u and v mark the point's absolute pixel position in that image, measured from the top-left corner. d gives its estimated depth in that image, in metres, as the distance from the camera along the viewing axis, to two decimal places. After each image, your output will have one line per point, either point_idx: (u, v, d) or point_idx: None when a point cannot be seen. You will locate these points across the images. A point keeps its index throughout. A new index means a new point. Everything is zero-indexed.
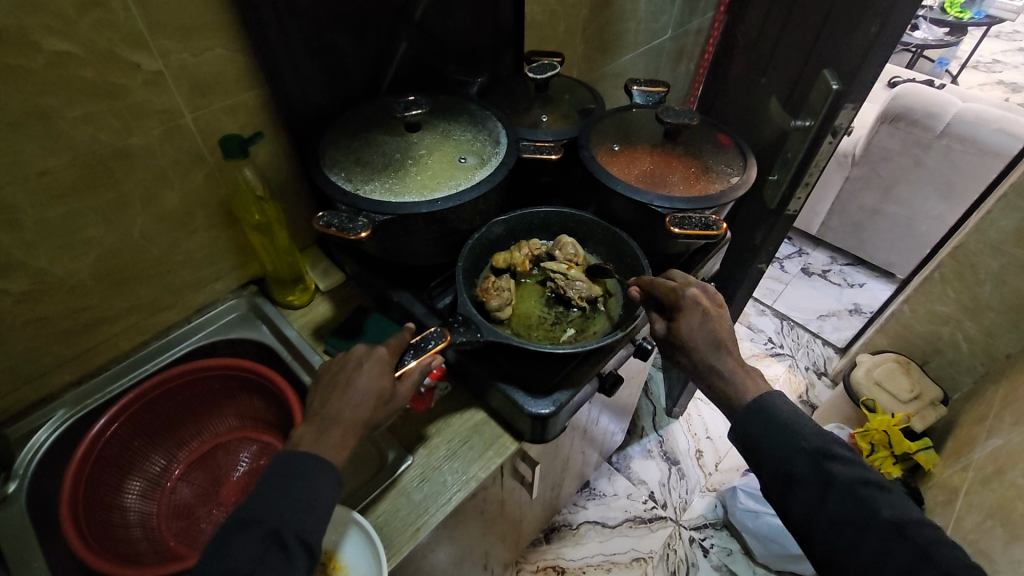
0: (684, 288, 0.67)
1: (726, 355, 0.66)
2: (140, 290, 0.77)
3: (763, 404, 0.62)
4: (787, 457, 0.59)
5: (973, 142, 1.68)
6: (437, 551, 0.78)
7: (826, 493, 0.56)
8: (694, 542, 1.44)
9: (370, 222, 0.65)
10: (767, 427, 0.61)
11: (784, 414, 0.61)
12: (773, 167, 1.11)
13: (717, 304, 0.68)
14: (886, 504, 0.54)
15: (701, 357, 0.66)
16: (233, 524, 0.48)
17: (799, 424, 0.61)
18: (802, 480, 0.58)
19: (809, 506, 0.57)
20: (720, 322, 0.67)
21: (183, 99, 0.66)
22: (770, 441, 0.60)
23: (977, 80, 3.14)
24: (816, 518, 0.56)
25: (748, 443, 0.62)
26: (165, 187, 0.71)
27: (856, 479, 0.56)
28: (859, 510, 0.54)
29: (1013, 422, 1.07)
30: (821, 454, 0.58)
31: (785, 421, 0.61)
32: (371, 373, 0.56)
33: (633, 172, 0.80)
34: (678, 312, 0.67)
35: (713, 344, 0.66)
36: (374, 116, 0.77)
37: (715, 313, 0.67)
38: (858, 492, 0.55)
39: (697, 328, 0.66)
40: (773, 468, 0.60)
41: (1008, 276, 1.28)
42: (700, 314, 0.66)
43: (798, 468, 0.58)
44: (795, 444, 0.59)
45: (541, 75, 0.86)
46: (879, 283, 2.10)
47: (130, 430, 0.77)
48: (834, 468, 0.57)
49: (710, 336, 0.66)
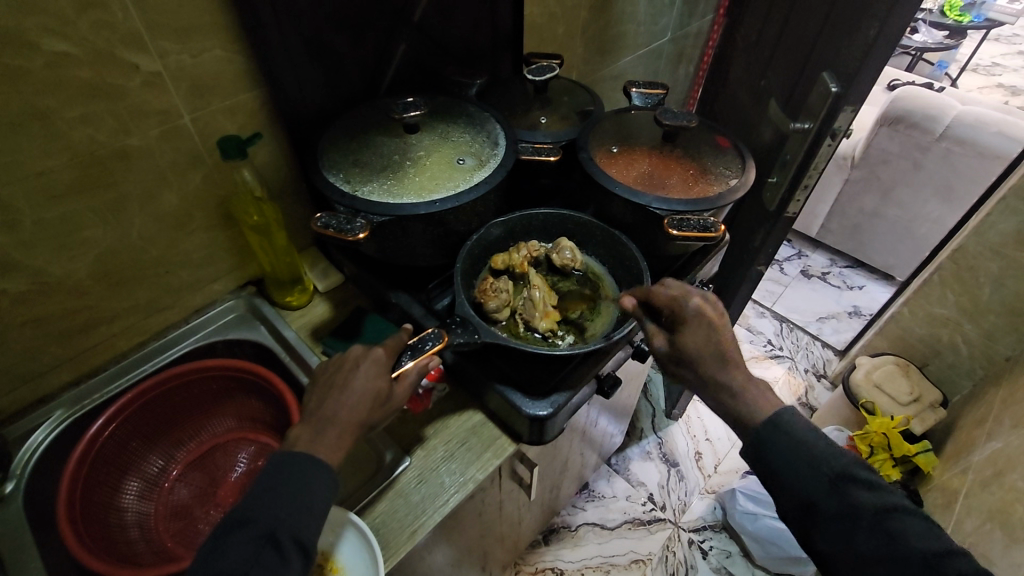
0: (687, 299, 0.65)
1: (735, 369, 0.63)
2: (138, 290, 0.77)
3: (780, 429, 0.59)
4: (808, 488, 0.57)
5: (973, 145, 1.69)
6: (435, 553, 0.78)
7: (852, 527, 0.54)
8: (694, 544, 1.44)
9: (369, 223, 0.65)
10: (786, 455, 0.58)
11: (801, 438, 0.59)
12: (772, 169, 1.11)
13: (720, 314, 0.65)
14: (915, 534, 0.52)
15: (710, 373, 0.62)
16: (229, 525, 0.48)
17: (817, 447, 0.58)
18: (826, 513, 0.55)
19: (835, 539, 0.55)
20: (726, 334, 0.64)
21: (182, 99, 0.66)
22: (791, 471, 0.58)
23: (976, 83, 3.15)
24: (843, 553, 0.54)
25: (767, 472, 0.60)
26: (164, 187, 0.71)
27: (881, 508, 0.54)
28: (888, 544, 0.52)
29: (1013, 424, 1.07)
30: (844, 482, 0.56)
31: (803, 447, 0.58)
32: (368, 373, 0.56)
33: (632, 174, 0.80)
34: (682, 324, 0.64)
35: (721, 358, 0.63)
36: (373, 118, 0.77)
37: (719, 324, 0.64)
38: (885, 523, 0.53)
39: (702, 340, 0.63)
40: (795, 499, 0.58)
41: (1007, 278, 1.28)
42: (704, 325, 0.63)
43: (821, 500, 0.56)
44: (817, 473, 0.57)
45: (540, 76, 0.86)
46: (879, 286, 2.10)
47: (128, 431, 0.77)
48: (859, 498, 0.55)
49: (718, 349, 0.63)
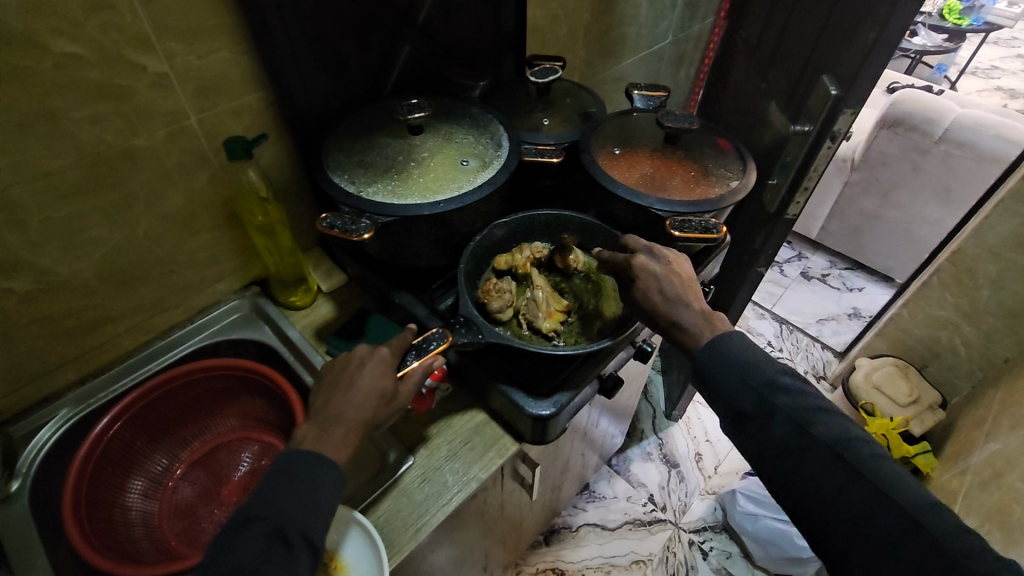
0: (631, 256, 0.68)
1: (687, 306, 0.63)
2: (144, 290, 0.77)
3: (711, 343, 0.62)
4: (734, 394, 0.59)
5: (972, 147, 1.70)
6: (438, 551, 0.78)
7: (771, 425, 0.57)
8: (694, 545, 1.44)
9: (373, 223, 0.66)
10: (717, 365, 0.60)
11: (729, 350, 0.61)
12: (772, 171, 1.12)
13: (669, 261, 0.67)
14: (826, 428, 0.55)
15: (663, 316, 0.64)
16: (237, 522, 0.48)
17: (744, 357, 0.60)
18: (750, 415, 0.58)
19: (757, 438, 0.58)
20: (675, 278, 0.66)
21: (188, 100, 0.67)
22: (720, 379, 0.60)
23: (975, 87, 3.16)
24: (764, 449, 0.58)
25: (701, 384, 0.62)
26: (170, 187, 0.72)
27: (798, 408, 0.56)
28: (801, 438, 0.55)
29: (1011, 425, 1.08)
30: (766, 387, 0.58)
31: (731, 357, 0.60)
32: (373, 372, 0.57)
33: (634, 176, 0.80)
34: (631, 277, 0.67)
35: (670, 298, 0.64)
36: (377, 119, 0.78)
37: (666, 270, 0.66)
38: (800, 420, 0.56)
39: (651, 286, 0.65)
40: (724, 406, 0.60)
41: (1006, 281, 1.28)
42: (651, 273, 0.66)
43: (745, 404, 0.59)
44: (742, 379, 0.59)
45: (542, 79, 0.87)
46: (878, 288, 2.10)
47: (133, 429, 0.77)
48: (779, 401, 0.57)
49: (665, 291, 0.64)
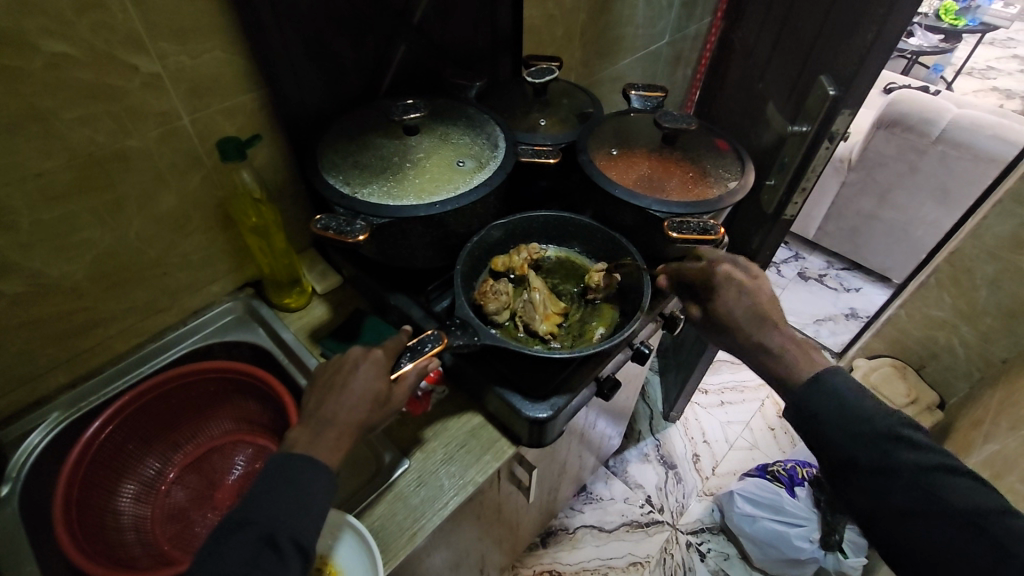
0: (713, 267, 0.70)
1: (769, 326, 0.66)
2: (136, 292, 0.76)
3: (819, 383, 0.60)
4: (849, 443, 0.56)
5: (968, 147, 1.70)
6: (434, 555, 0.77)
7: (893, 483, 0.53)
8: (691, 546, 1.44)
9: (369, 225, 0.65)
10: (829, 411, 0.58)
11: (840, 394, 0.58)
12: (770, 172, 1.12)
13: (752, 277, 0.70)
14: (960, 492, 0.51)
15: (745, 335, 0.66)
16: (227, 527, 0.47)
17: (862, 405, 0.57)
18: (866, 469, 0.55)
19: (873, 494, 0.54)
20: (759, 294, 0.68)
21: (181, 101, 0.66)
22: (833, 427, 0.57)
23: (971, 87, 3.16)
24: (880, 508, 0.54)
25: (806, 427, 0.60)
26: (163, 188, 0.71)
27: (925, 466, 0.52)
28: (929, 500, 0.51)
29: (1010, 427, 1.07)
30: (888, 440, 0.54)
31: (844, 402, 0.58)
32: (367, 374, 0.56)
33: (631, 177, 0.80)
34: (712, 291, 0.69)
35: (754, 316, 0.66)
36: (373, 120, 0.77)
37: (749, 285, 0.69)
38: (928, 480, 0.52)
39: (733, 302, 0.67)
40: (834, 455, 0.57)
41: (1004, 281, 1.28)
42: (732, 285, 0.68)
43: (861, 456, 0.55)
44: (857, 429, 0.56)
45: (539, 79, 0.87)
46: (875, 288, 2.10)
47: (125, 433, 0.76)
48: (903, 457, 0.53)
49: (748, 308, 0.67)
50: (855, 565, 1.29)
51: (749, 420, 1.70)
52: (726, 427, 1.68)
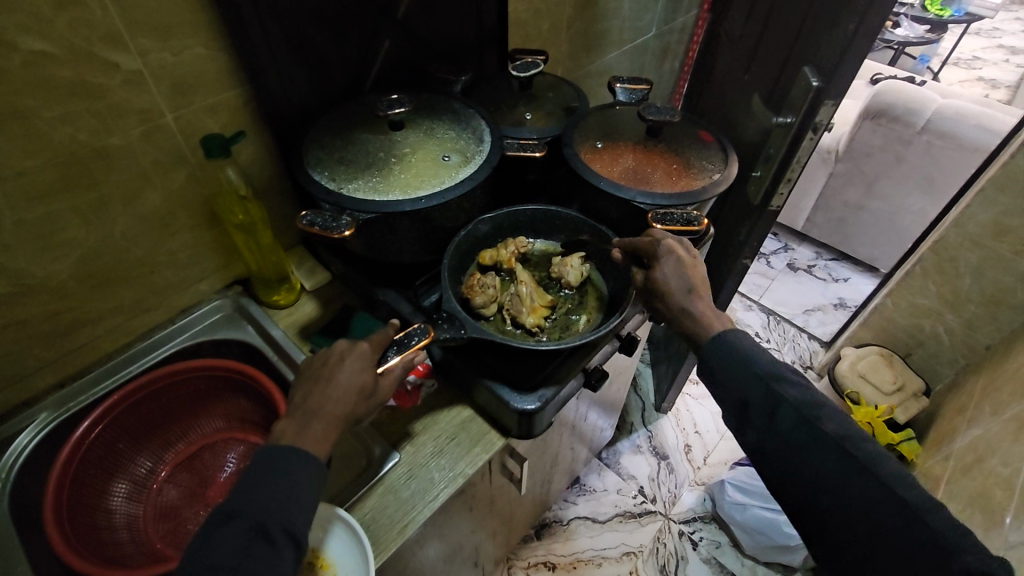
0: (660, 238, 0.68)
1: (700, 304, 0.65)
2: (124, 291, 0.76)
3: (725, 335, 0.62)
4: (741, 385, 0.59)
5: (953, 137, 1.71)
6: (425, 548, 0.78)
7: (776, 417, 0.56)
8: (683, 536, 1.45)
9: (355, 220, 0.65)
10: (725, 357, 0.61)
11: (739, 343, 0.61)
12: (755, 163, 1.13)
13: (695, 255, 0.68)
14: (831, 421, 0.54)
15: (676, 306, 0.65)
16: (216, 519, 0.47)
17: (756, 351, 0.60)
18: (755, 407, 0.58)
19: (761, 429, 0.57)
20: (697, 273, 0.66)
21: (163, 98, 0.66)
22: (728, 373, 0.60)
23: (957, 77, 3.19)
24: (767, 441, 0.57)
25: (710, 374, 0.62)
26: (148, 186, 0.71)
27: (804, 401, 0.56)
28: (805, 430, 0.54)
29: (993, 411, 1.09)
30: (773, 379, 0.58)
31: (742, 348, 0.61)
32: (353, 366, 0.56)
33: (616, 169, 0.80)
34: (653, 261, 0.68)
35: (688, 290, 0.65)
36: (358, 116, 0.77)
37: (689, 263, 0.67)
38: (805, 412, 0.55)
39: (671, 273, 0.66)
40: (730, 396, 0.60)
41: (987, 269, 1.30)
42: (674, 258, 0.66)
43: (751, 396, 0.58)
44: (750, 370, 0.59)
45: (524, 73, 0.87)
46: (863, 278, 2.13)
47: (115, 432, 0.76)
48: (786, 392, 0.57)
49: (684, 282, 0.65)
50: None
51: None
52: (717, 417, 1.70)
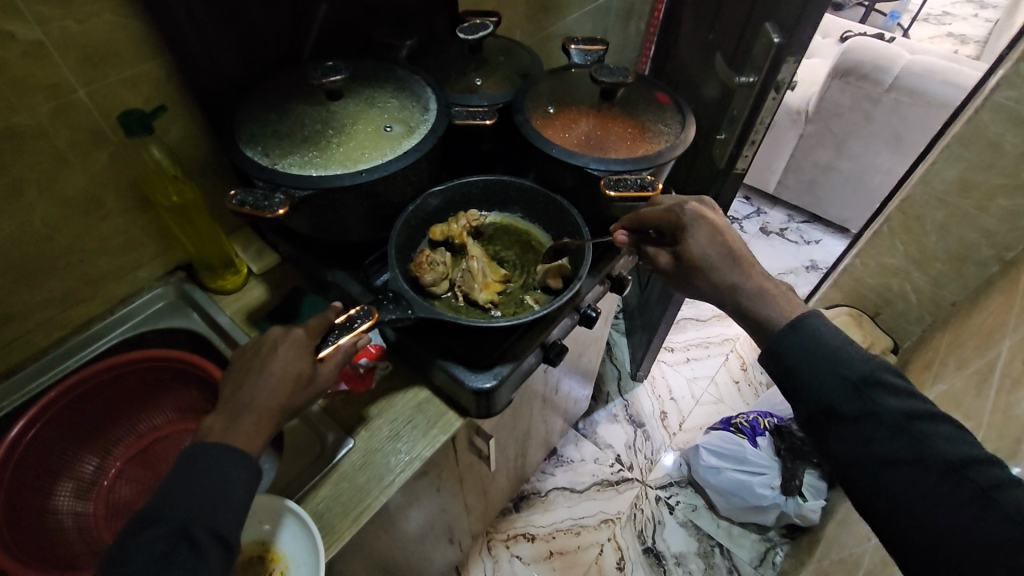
0: (681, 206, 0.66)
1: (746, 267, 0.63)
2: (52, 282, 0.72)
3: (800, 328, 0.57)
4: (827, 391, 0.53)
5: (920, 95, 1.71)
6: (392, 531, 0.77)
7: (874, 432, 0.50)
8: (660, 500, 1.47)
9: (289, 198, 0.61)
10: (810, 358, 0.55)
11: (822, 339, 0.55)
12: (720, 125, 1.10)
13: (718, 215, 0.67)
14: (944, 441, 0.48)
15: (722, 278, 0.63)
16: (136, 525, 0.45)
17: (845, 351, 0.54)
18: (848, 418, 0.52)
19: (852, 443, 0.51)
20: (730, 235, 0.65)
21: (73, 72, 0.60)
22: (813, 376, 0.54)
23: (927, 33, 3.18)
24: (858, 457, 0.51)
25: (787, 375, 0.56)
26: (65, 169, 0.65)
27: (909, 414, 0.49)
28: (911, 448, 0.48)
29: (957, 366, 1.11)
30: (870, 387, 0.51)
31: (827, 346, 0.55)
32: (287, 355, 0.54)
33: (571, 135, 0.77)
34: (683, 233, 0.65)
35: (730, 257, 0.63)
36: (293, 86, 0.72)
37: (718, 226, 0.65)
38: (910, 428, 0.49)
39: (707, 243, 0.64)
40: (816, 404, 0.54)
41: (952, 226, 1.30)
42: (704, 226, 0.65)
43: (841, 403, 0.52)
44: (841, 375, 0.53)
45: (472, 34, 0.81)
46: (834, 239, 2.13)
47: (55, 432, 0.72)
48: (886, 405, 0.50)
49: (723, 248, 0.64)
50: (814, 509, 1.31)
51: (714, 374, 1.73)
52: (691, 383, 1.71)
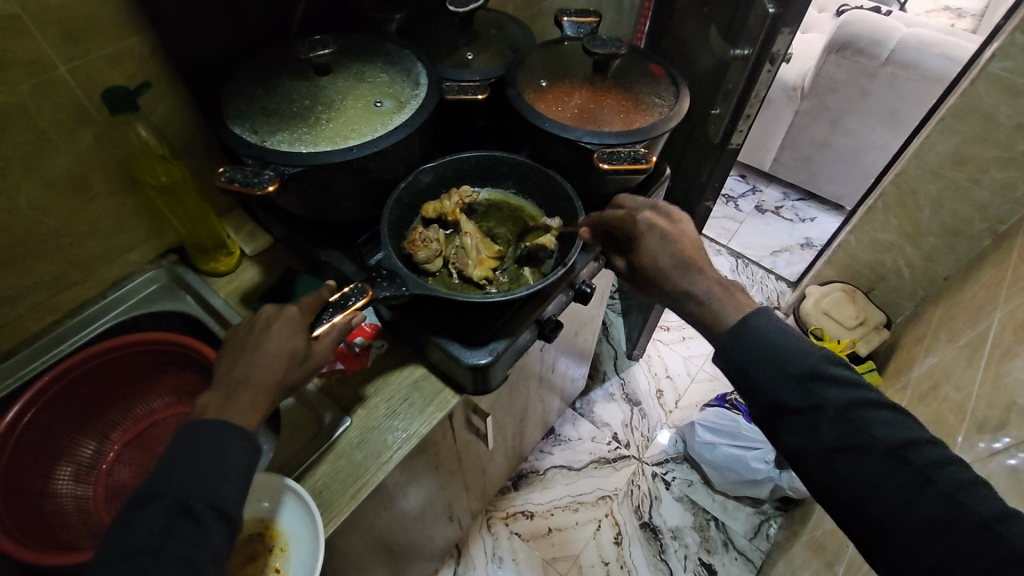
0: (635, 214, 0.67)
1: (699, 272, 0.63)
2: (41, 265, 0.71)
3: (744, 325, 0.56)
4: (771, 386, 0.53)
5: (916, 69, 1.69)
6: (390, 509, 0.77)
7: (818, 423, 0.50)
8: (657, 476, 1.49)
9: (278, 174, 0.60)
10: (754, 353, 0.54)
11: (765, 333, 0.55)
12: (715, 99, 1.10)
13: (677, 221, 0.67)
14: (883, 426, 0.48)
15: (671, 284, 0.64)
16: (135, 502, 0.45)
17: (787, 344, 0.54)
18: (794, 411, 0.52)
19: (799, 435, 0.51)
20: (684, 242, 0.65)
21: (54, 48, 0.59)
22: (758, 371, 0.54)
23: (924, 7, 3.15)
24: (806, 448, 0.51)
25: (734, 370, 0.56)
26: (50, 148, 0.64)
27: (850, 402, 0.50)
28: (854, 435, 0.49)
29: (949, 338, 1.11)
30: (812, 378, 0.51)
31: (769, 340, 0.54)
32: (281, 333, 0.54)
33: (563, 110, 0.76)
34: (635, 240, 0.67)
35: (679, 263, 0.64)
36: (280, 62, 0.71)
37: (672, 232, 0.66)
38: (853, 415, 0.49)
39: (656, 249, 0.65)
40: (761, 398, 0.54)
41: (946, 200, 1.31)
42: (654, 232, 0.66)
43: (786, 398, 0.52)
44: (783, 370, 0.52)
45: (462, 7, 0.78)
46: (829, 217, 2.13)
47: (52, 416, 0.72)
48: (828, 395, 0.50)
49: (674, 254, 0.64)
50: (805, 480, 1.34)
51: (709, 352, 1.74)
52: (687, 361, 1.72)
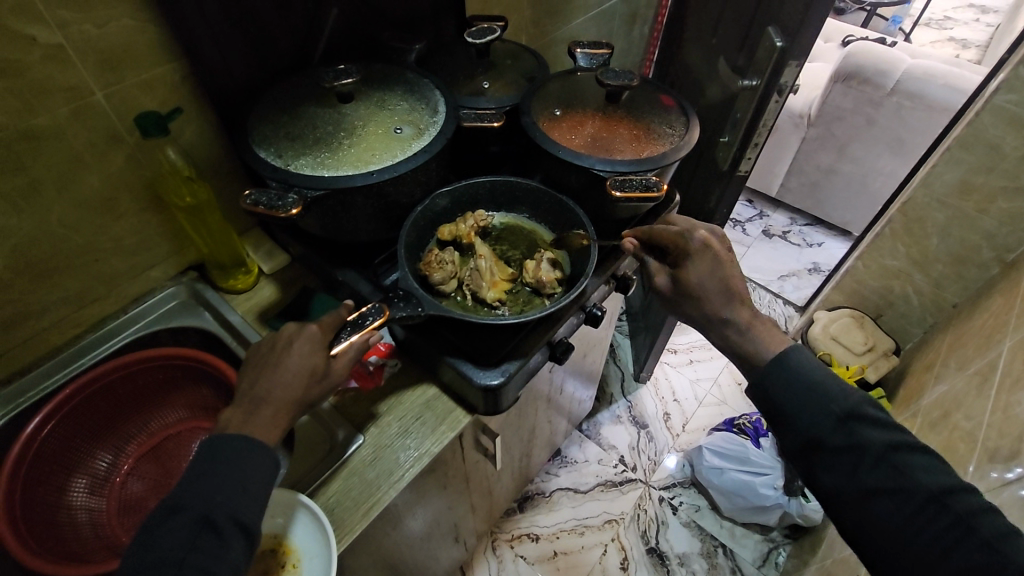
0: (690, 233, 0.69)
1: (733, 304, 0.66)
2: (68, 281, 0.73)
3: (786, 363, 0.61)
4: (813, 425, 0.56)
5: (921, 99, 1.71)
6: (398, 528, 0.78)
7: (858, 465, 0.53)
8: (663, 501, 1.48)
9: (302, 198, 0.62)
10: (793, 392, 0.59)
11: (804, 373, 0.59)
12: (723, 128, 1.12)
13: (725, 248, 0.70)
14: (923, 471, 0.51)
15: (713, 308, 0.67)
16: (159, 515, 0.46)
17: (827, 384, 0.58)
18: (834, 449, 0.55)
19: (837, 474, 0.54)
20: (731, 268, 0.68)
21: (91, 74, 0.62)
22: (797, 409, 0.58)
23: (929, 38, 3.19)
24: (844, 488, 0.54)
25: (773, 408, 0.60)
26: (83, 169, 0.67)
27: (890, 444, 0.53)
28: (894, 478, 0.51)
29: (958, 367, 1.12)
30: (852, 420, 0.55)
31: (810, 381, 0.58)
32: (302, 350, 0.55)
33: (577, 138, 0.78)
34: (684, 258, 0.69)
35: (727, 290, 0.67)
36: (305, 90, 0.74)
37: (721, 259, 0.69)
38: (892, 459, 0.52)
39: (705, 273, 0.67)
40: (799, 435, 0.57)
41: (953, 227, 1.31)
42: (705, 254, 0.68)
43: (826, 436, 0.56)
44: (822, 408, 0.56)
45: (480, 39, 0.82)
46: (836, 242, 2.14)
47: (66, 429, 0.73)
48: (868, 437, 0.54)
49: (720, 278, 0.67)
50: (816, 509, 1.33)
51: (717, 376, 1.74)
52: (694, 384, 1.72)
